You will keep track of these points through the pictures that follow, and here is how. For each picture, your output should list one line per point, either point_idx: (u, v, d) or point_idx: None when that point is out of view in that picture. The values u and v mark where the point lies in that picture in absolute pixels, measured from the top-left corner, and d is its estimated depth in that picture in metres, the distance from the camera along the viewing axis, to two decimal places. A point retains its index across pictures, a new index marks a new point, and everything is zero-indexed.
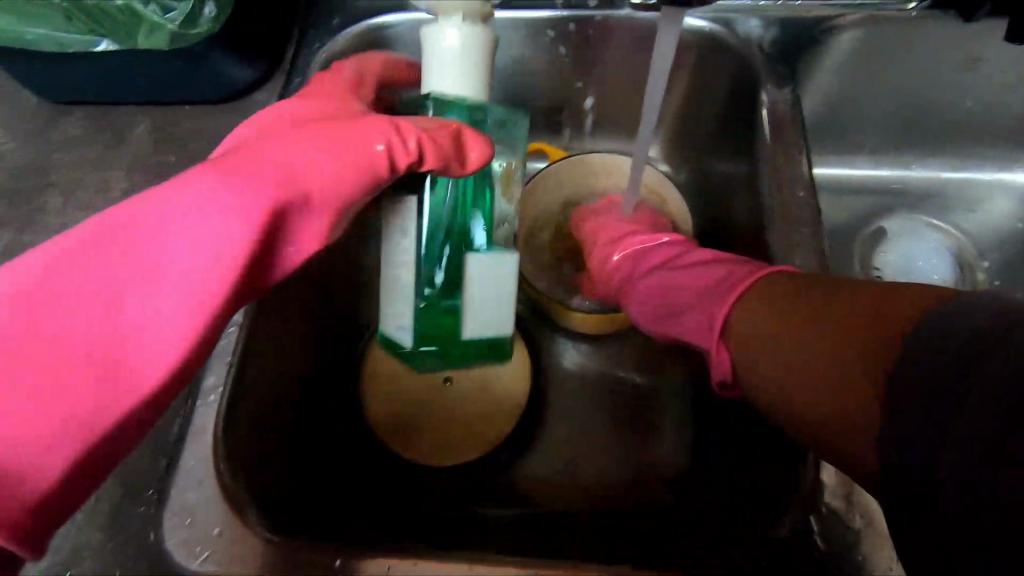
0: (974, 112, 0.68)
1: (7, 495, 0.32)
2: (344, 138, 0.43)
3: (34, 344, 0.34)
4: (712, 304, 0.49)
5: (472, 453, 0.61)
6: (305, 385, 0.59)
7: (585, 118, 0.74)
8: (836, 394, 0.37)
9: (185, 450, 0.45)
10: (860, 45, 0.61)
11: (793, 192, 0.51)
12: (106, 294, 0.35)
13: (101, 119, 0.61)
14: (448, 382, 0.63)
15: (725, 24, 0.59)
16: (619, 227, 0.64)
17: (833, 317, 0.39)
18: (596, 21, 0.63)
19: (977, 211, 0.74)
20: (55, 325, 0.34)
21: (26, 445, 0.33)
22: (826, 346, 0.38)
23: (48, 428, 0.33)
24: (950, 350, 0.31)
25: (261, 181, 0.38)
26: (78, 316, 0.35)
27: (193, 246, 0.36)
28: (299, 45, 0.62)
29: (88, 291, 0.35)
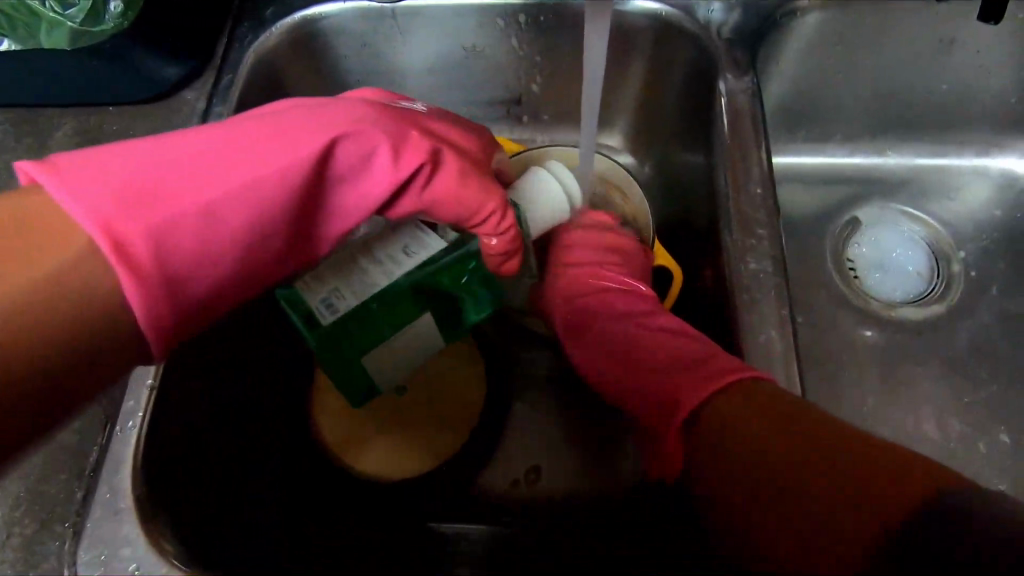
0: (951, 96, 0.65)
1: (160, 267, 0.35)
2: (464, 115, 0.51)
3: (191, 159, 0.38)
4: (683, 386, 0.44)
5: (425, 466, 0.58)
6: (247, 398, 0.56)
7: (545, 109, 0.71)
8: (786, 516, 0.35)
9: (101, 481, 0.42)
10: (828, 27, 0.57)
11: (749, 191, 0.49)
12: (262, 142, 0.40)
13: (21, 122, 0.57)
14: (402, 392, 0.60)
15: (682, 8, 0.56)
16: (583, 247, 0.60)
17: (788, 443, 0.37)
18: (549, 7, 0.60)
19: (956, 198, 0.71)
20: (219, 153, 0.38)
21: (179, 226, 0.36)
22: (785, 465, 0.37)
23: (187, 217, 0.36)
24: (927, 517, 0.31)
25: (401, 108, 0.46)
26: (231, 154, 0.38)
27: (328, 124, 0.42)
28: (231, 39, 0.59)
29: (249, 139, 0.39)
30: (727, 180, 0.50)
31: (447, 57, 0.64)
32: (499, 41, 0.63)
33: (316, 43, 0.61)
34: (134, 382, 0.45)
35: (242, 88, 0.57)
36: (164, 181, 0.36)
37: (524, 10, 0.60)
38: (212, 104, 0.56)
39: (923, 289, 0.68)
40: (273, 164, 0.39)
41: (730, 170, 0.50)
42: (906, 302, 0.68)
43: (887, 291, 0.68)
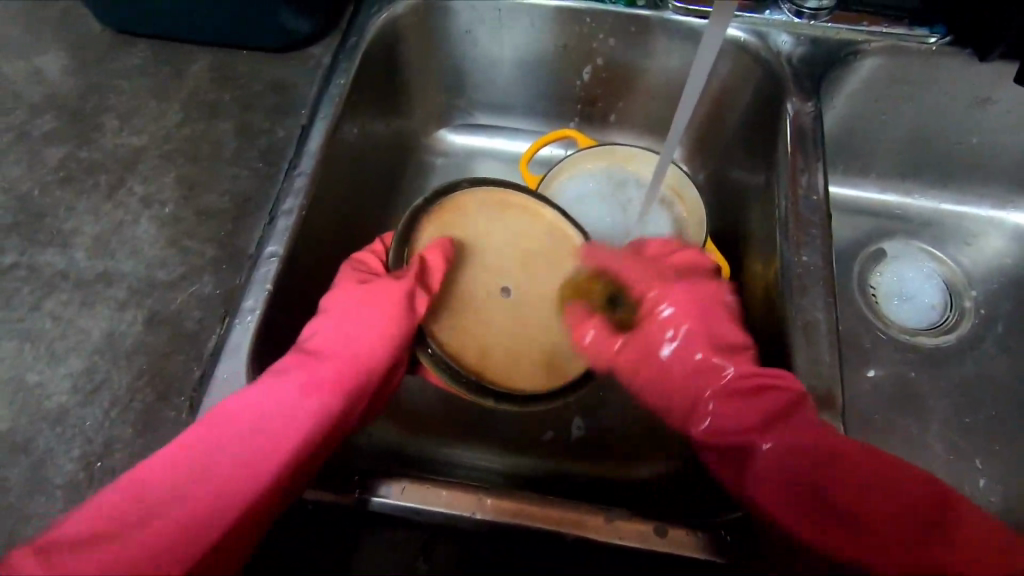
0: (978, 149, 0.73)
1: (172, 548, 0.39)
2: (380, 301, 0.50)
3: (134, 503, 0.40)
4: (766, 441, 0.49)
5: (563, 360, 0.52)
6: None
7: (615, 112, 0.78)
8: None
9: (220, 364, 0.47)
10: (881, 73, 0.65)
11: (806, 197, 0.56)
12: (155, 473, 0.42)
13: (163, 54, 0.64)
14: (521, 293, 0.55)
15: (759, 36, 0.63)
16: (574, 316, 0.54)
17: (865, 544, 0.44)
18: (641, 20, 0.67)
19: (972, 244, 0.79)
20: (173, 486, 0.41)
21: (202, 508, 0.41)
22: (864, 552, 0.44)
23: (179, 509, 0.40)
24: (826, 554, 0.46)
25: (318, 369, 0.48)
26: (186, 490, 0.41)
27: (256, 415, 0.44)
28: (357, 6, 0.66)
29: (166, 468, 0.42)
30: (787, 187, 0.57)
31: (541, 52, 0.73)
32: (588, 43, 0.71)
33: (429, 19, 0.68)
34: (255, 284, 0.50)
35: (364, 50, 0.64)
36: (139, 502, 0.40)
37: (616, 18, 0.68)
38: (336, 60, 0.62)
39: (935, 319, 0.75)
40: (203, 476, 0.42)
41: (787, 178, 0.58)
42: (921, 330, 0.74)
43: (905, 315, 0.75)
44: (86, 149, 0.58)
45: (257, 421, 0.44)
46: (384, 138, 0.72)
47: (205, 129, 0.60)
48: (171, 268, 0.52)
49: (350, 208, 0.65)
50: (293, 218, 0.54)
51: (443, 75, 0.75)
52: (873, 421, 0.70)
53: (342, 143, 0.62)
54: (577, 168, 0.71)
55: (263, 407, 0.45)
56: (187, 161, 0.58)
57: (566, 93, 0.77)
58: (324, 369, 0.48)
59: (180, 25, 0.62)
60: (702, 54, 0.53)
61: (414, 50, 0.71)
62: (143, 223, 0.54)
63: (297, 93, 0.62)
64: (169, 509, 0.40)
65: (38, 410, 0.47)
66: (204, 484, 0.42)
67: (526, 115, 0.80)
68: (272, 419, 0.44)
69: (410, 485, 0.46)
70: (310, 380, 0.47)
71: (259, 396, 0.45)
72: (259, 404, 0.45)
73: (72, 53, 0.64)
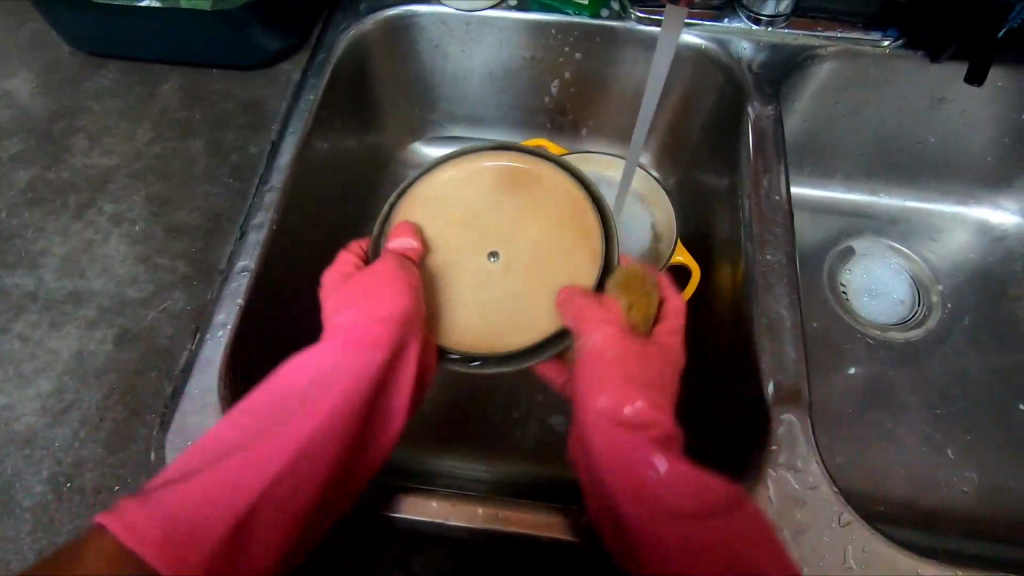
0: (937, 147, 0.75)
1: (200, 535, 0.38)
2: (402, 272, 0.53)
3: (218, 483, 0.40)
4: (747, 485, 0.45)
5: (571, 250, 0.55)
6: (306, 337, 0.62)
7: (585, 121, 0.80)
8: None
9: (191, 379, 0.47)
10: (839, 76, 0.67)
11: (768, 197, 0.57)
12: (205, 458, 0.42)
13: (133, 75, 0.64)
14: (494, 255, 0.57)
15: (718, 43, 0.65)
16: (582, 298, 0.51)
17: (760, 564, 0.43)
18: (605, 30, 0.69)
19: (936, 240, 0.80)
20: (232, 469, 0.41)
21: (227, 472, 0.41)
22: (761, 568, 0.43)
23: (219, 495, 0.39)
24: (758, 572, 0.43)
25: (346, 333, 0.49)
26: (242, 473, 0.41)
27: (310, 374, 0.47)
28: (326, 24, 0.67)
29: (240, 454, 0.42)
30: (750, 188, 0.58)
31: (509, 64, 0.74)
32: (555, 53, 0.72)
33: (398, 35, 0.70)
34: (226, 299, 0.50)
35: (333, 66, 0.65)
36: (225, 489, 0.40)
37: (581, 29, 0.69)
38: (306, 76, 0.63)
39: (904, 314, 0.77)
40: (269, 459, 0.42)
41: (750, 179, 0.59)
42: (891, 325, 0.76)
43: (874, 310, 0.77)
44: (56, 170, 0.58)
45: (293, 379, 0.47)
46: (357, 151, 0.73)
47: (177, 146, 0.60)
48: (142, 285, 0.52)
49: (323, 220, 0.65)
50: (264, 233, 0.54)
51: (414, 89, 0.76)
52: (847, 416, 0.71)
53: (313, 157, 0.62)
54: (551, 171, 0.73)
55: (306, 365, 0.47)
56: (157, 179, 0.58)
57: (536, 104, 0.78)
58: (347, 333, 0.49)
59: (149, 46, 0.62)
60: (659, 59, 0.55)
61: (385, 65, 0.72)
62: (113, 242, 0.54)
63: (267, 110, 0.63)
64: (226, 477, 0.40)
65: (6, 432, 0.46)
66: (269, 450, 0.42)
67: (498, 125, 0.81)
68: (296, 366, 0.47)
69: (384, 493, 0.47)
70: (346, 339, 0.49)
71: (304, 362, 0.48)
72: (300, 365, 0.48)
73: (41, 75, 0.64)
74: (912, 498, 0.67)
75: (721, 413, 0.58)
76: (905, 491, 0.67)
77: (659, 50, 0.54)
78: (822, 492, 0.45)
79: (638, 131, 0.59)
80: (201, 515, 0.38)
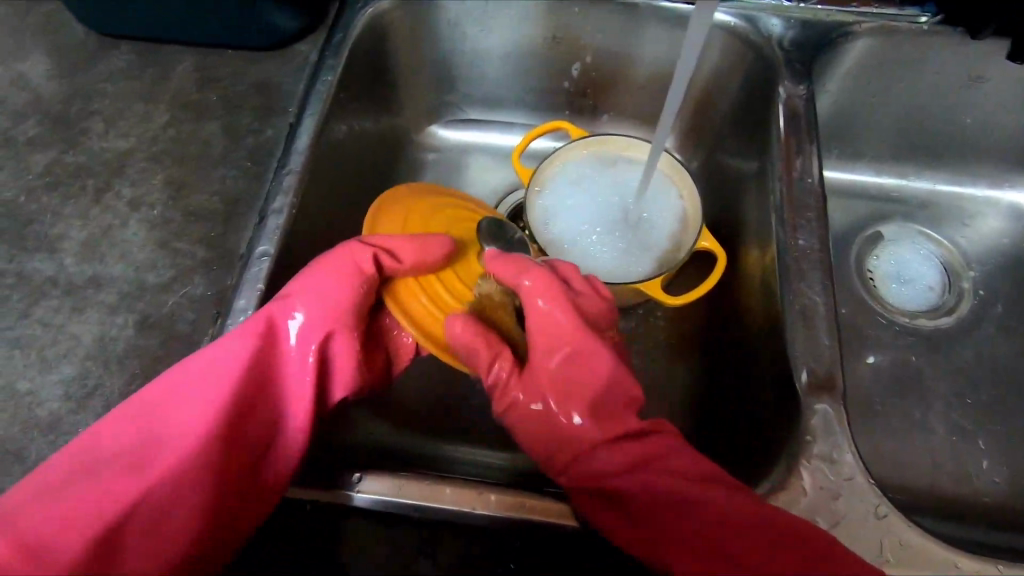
0: (972, 128, 0.72)
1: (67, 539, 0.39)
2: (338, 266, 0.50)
3: (107, 483, 0.41)
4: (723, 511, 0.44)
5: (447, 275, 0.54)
6: None
7: (606, 102, 0.78)
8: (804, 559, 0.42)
9: None
10: (874, 54, 0.65)
11: (800, 180, 0.55)
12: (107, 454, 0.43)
13: (148, 56, 0.63)
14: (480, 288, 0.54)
15: (748, 20, 0.63)
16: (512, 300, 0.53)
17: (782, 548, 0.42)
18: (630, 8, 0.67)
19: (968, 225, 0.78)
20: (119, 467, 0.42)
21: (115, 477, 0.41)
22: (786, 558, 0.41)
23: (99, 502, 0.40)
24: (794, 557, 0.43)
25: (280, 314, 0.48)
26: (121, 477, 0.42)
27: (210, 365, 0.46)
28: (343, 3, 0.66)
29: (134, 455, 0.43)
30: (782, 171, 0.56)
31: (529, 43, 0.72)
32: (577, 32, 0.70)
33: (416, 14, 0.68)
34: (247, 284, 0.50)
35: (351, 46, 0.63)
36: (103, 491, 0.41)
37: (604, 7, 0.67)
38: (323, 56, 0.62)
39: (934, 301, 0.75)
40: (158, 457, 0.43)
41: (782, 162, 0.57)
42: (920, 312, 0.74)
43: (903, 297, 0.75)
44: (72, 153, 0.57)
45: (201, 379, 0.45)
46: (374, 134, 0.72)
47: (193, 129, 0.59)
48: (163, 270, 0.52)
49: (340, 203, 0.64)
50: (283, 217, 0.53)
51: (432, 71, 0.74)
52: (875, 405, 0.69)
53: (331, 140, 0.61)
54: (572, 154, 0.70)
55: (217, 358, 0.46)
56: (175, 163, 0.57)
57: (556, 85, 0.77)
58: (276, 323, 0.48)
59: (164, 26, 0.61)
60: (693, 35, 0.53)
61: (402, 46, 0.70)
62: (131, 226, 0.54)
63: (284, 91, 0.62)
64: (112, 482, 0.41)
65: (30, 417, 0.46)
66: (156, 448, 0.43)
67: (516, 107, 0.79)
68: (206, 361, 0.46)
69: (409, 481, 0.46)
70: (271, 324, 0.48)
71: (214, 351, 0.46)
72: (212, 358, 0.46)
73: (56, 57, 0.63)
74: (941, 488, 0.65)
75: (748, 401, 0.57)
76: (934, 481, 0.66)
77: (695, 24, 0.52)
78: (857, 482, 0.43)
79: (668, 111, 0.56)
80: (91, 515, 0.40)
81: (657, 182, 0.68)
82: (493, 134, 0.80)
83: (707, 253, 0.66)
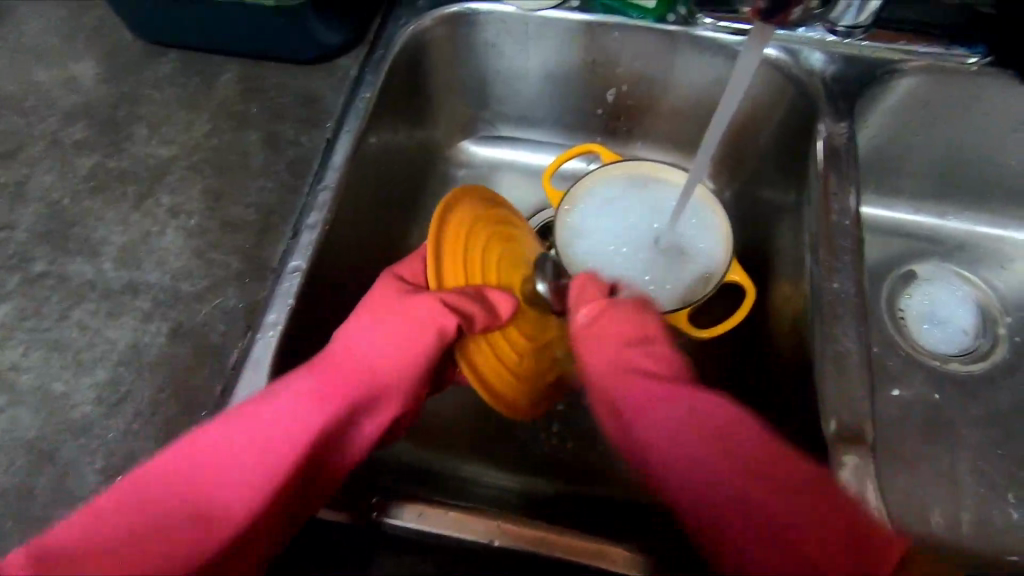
0: (1018, 172, 0.70)
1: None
2: (410, 326, 0.48)
3: (165, 521, 0.38)
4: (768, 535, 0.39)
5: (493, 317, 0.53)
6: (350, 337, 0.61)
7: (640, 127, 0.77)
8: None
9: (241, 379, 0.47)
10: (919, 93, 0.63)
11: (838, 221, 0.54)
12: (172, 488, 0.39)
13: (193, 65, 0.65)
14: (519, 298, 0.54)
15: (791, 54, 0.62)
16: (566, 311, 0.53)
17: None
18: (671, 36, 0.66)
19: (1007, 269, 0.76)
20: (176, 496, 0.39)
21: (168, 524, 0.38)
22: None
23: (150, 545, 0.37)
24: None
25: (344, 374, 0.46)
26: (176, 519, 0.38)
27: (279, 420, 0.42)
28: (385, 19, 0.66)
29: (189, 496, 0.39)
30: (819, 210, 0.55)
31: (567, 65, 0.72)
32: (616, 57, 0.70)
33: (455, 33, 0.68)
34: (278, 299, 0.50)
35: (391, 62, 0.64)
36: (159, 530, 0.37)
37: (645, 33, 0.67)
38: (363, 72, 0.62)
39: (968, 345, 0.73)
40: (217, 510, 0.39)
41: (820, 201, 0.56)
42: (953, 356, 0.72)
43: (935, 339, 0.73)
44: (116, 159, 0.59)
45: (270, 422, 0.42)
46: (408, 149, 0.72)
47: (234, 140, 0.60)
48: (198, 280, 0.53)
49: (371, 216, 0.65)
50: (316, 233, 0.54)
51: (469, 88, 0.75)
52: (900, 449, 0.68)
53: (366, 156, 0.62)
54: (607, 178, 0.70)
55: (277, 414, 0.43)
56: (214, 173, 0.58)
57: (591, 107, 0.76)
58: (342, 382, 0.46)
59: (210, 36, 0.62)
60: (739, 72, 0.52)
61: (441, 62, 0.70)
62: (168, 234, 0.55)
63: (324, 105, 0.62)
64: (159, 517, 0.38)
65: (64, 420, 0.47)
66: (217, 500, 0.39)
67: (549, 127, 0.79)
68: (276, 408, 0.43)
69: (428, 509, 0.46)
70: (332, 387, 0.45)
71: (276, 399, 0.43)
72: (274, 411, 0.43)
73: (106, 62, 0.65)
74: (966, 539, 0.64)
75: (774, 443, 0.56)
76: (958, 530, 0.64)
77: (745, 60, 0.51)
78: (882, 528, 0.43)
79: (707, 147, 0.56)
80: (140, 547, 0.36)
81: (690, 209, 0.68)
82: (525, 153, 0.81)
83: (737, 285, 0.65)
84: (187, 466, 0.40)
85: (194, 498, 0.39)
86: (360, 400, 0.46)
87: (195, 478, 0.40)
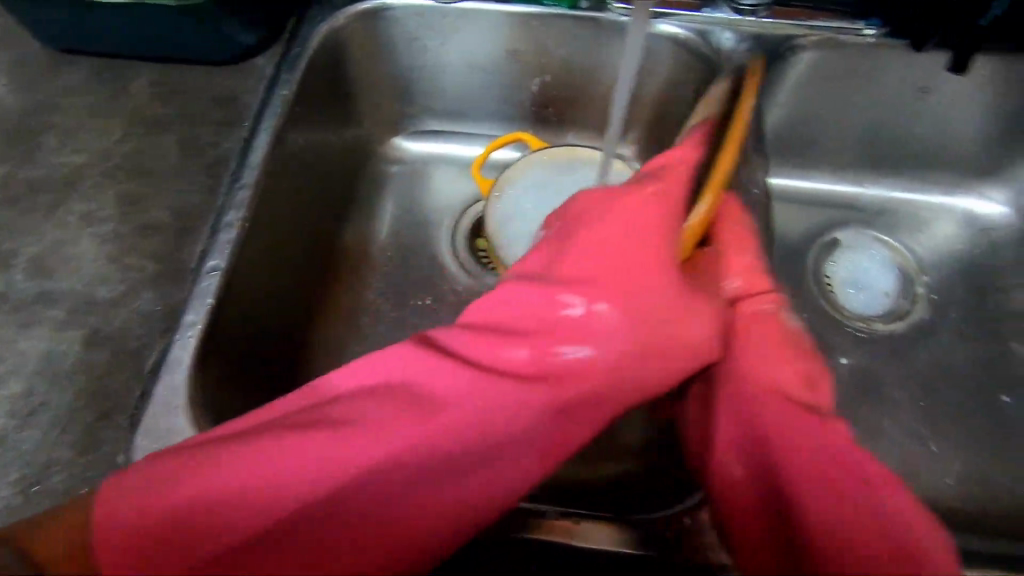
0: (923, 137, 0.74)
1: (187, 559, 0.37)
2: (511, 391, 0.45)
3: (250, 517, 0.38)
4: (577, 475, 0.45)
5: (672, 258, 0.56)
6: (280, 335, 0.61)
7: (567, 113, 0.79)
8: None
9: (159, 380, 0.47)
10: (821, 67, 0.66)
11: (746, 190, 0.57)
12: (259, 488, 0.39)
13: (105, 71, 0.64)
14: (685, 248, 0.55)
15: (701, 34, 0.64)
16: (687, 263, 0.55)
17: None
18: (585, 22, 0.68)
19: (923, 231, 0.80)
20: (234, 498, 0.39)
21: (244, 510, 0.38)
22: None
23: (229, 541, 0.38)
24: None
25: (456, 429, 0.43)
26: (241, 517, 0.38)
27: (376, 445, 0.41)
28: (300, 17, 0.66)
29: (265, 495, 0.39)
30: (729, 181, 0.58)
31: (489, 56, 0.73)
32: (535, 45, 0.72)
33: (374, 28, 0.69)
34: (196, 298, 0.50)
35: (308, 60, 0.64)
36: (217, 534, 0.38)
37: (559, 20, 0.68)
38: (280, 70, 0.62)
39: (889, 306, 0.76)
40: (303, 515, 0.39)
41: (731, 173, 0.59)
42: (876, 317, 0.75)
43: (859, 302, 0.76)
44: (26, 169, 0.58)
45: (360, 456, 0.41)
46: (337, 146, 0.72)
47: (150, 144, 0.60)
48: (115, 285, 0.52)
49: (299, 213, 0.65)
50: (234, 231, 0.54)
51: (395, 83, 0.75)
52: None
53: (288, 154, 0.62)
54: (533, 165, 0.71)
55: (370, 446, 0.41)
56: (131, 178, 0.58)
57: (517, 97, 0.78)
58: (440, 435, 0.43)
59: (119, 41, 0.62)
60: (629, 51, 0.54)
61: (363, 58, 0.71)
62: (82, 242, 0.54)
63: (241, 105, 0.62)
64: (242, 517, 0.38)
65: None
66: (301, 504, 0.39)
67: (479, 119, 0.80)
68: (370, 438, 0.41)
69: None
70: (430, 435, 0.43)
71: (386, 434, 0.42)
72: (381, 439, 0.42)
73: (12, 72, 0.63)
74: None
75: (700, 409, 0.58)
76: None
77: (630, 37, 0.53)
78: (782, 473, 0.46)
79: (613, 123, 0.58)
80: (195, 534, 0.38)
81: (614, 185, 0.69)
82: (456, 145, 0.81)
83: None
84: (267, 473, 0.39)
85: (282, 495, 0.39)
86: (465, 459, 0.43)
87: (270, 484, 0.39)
